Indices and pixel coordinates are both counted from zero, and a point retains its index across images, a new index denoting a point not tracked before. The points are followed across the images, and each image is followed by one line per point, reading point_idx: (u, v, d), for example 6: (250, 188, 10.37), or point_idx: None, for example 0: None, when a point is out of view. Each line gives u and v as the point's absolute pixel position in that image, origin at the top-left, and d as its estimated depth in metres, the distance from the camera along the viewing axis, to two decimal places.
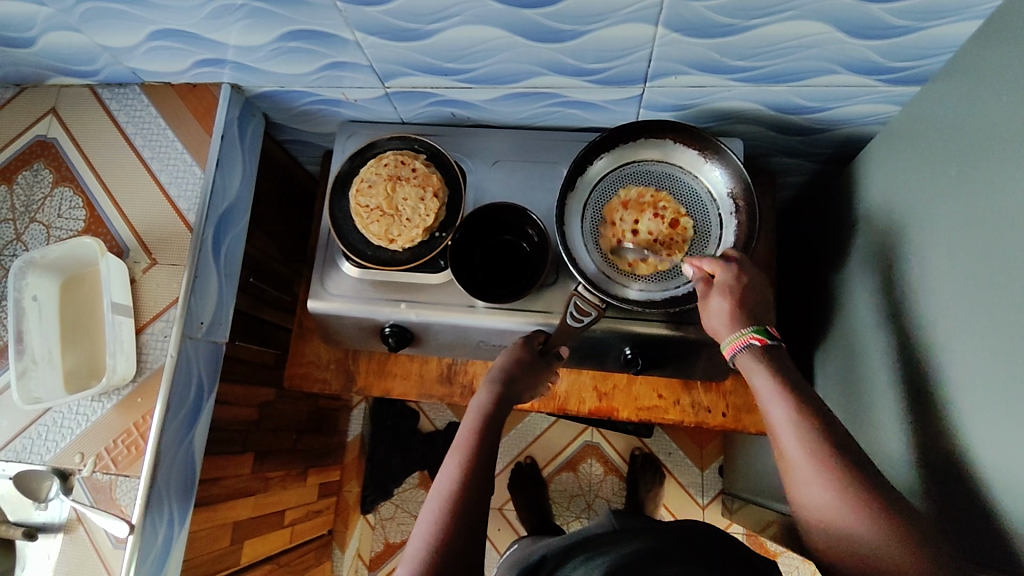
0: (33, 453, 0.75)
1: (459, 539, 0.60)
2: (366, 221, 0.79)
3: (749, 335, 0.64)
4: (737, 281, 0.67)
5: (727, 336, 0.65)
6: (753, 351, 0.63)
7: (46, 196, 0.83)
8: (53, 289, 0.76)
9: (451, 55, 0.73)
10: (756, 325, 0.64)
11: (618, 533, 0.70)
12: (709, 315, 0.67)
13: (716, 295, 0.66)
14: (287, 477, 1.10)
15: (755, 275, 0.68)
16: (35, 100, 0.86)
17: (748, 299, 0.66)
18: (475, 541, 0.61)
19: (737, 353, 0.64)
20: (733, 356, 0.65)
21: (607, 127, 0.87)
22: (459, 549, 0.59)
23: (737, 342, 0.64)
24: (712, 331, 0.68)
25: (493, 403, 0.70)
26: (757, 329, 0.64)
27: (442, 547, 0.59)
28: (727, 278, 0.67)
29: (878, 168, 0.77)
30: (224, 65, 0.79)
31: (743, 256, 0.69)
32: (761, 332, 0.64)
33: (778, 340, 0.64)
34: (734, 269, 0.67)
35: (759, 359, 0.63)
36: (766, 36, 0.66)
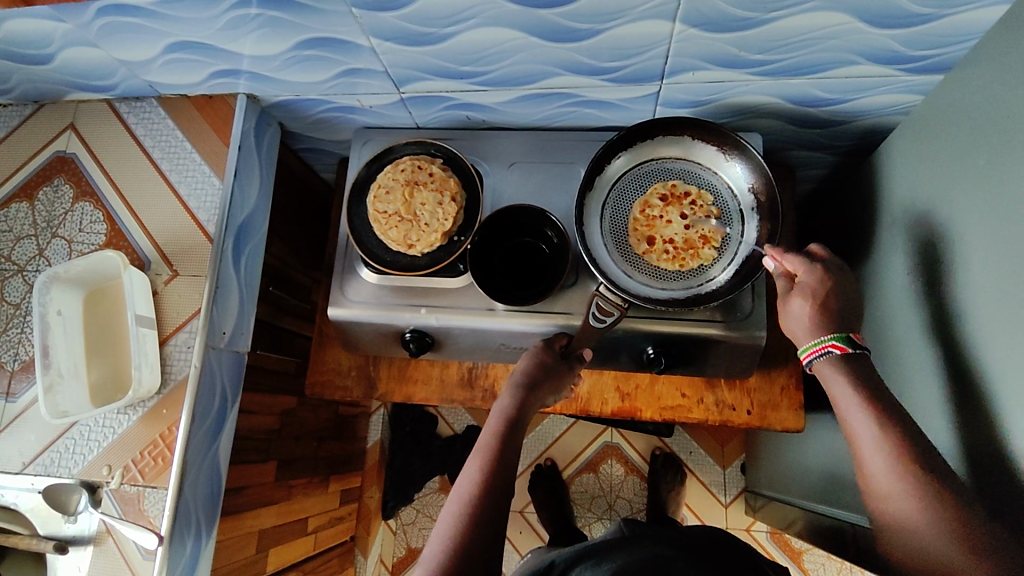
0: (61, 466, 0.75)
1: (478, 542, 0.60)
2: (384, 227, 0.79)
3: (828, 342, 0.62)
4: (821, 284, 0.65)
5: (806, 343, 0.64)
6: (832, 358, 0.62)
7: (67, 211, 0.83)
8: (77, 303, 0.77)
9: (466, 58, 0.73)
10: (836, 330, 0.63)
11: (638, 542, 0.71)
12: (788, 317, 0.66)
13: (797, 299, 0.65)
14: (309, 485, 1.10)
15: (840, 277, 0.65)
16: (54, 115, 0.87)
17: (834, 303, 0.64)
18: (494, 544, 0.61)
19: (813, 360, 0.63)
20: (810, 363, 0.64)
21: (624, 125, 0.86)
22: (478, 551, 0.59)
23: (814, 349, 0.63)
24: (790, 333, 0.67)
25: (516, 408, 0.70)
26: (836, 334, 0.63)
27: (459, 550, 0.59)
28: (811, 280, 0.65)
29: (902, 159, 0.76)
30: (240, 76, 0.79)
31: (829, 256, 0.68)
32: (842, 341, 0.62)
33: (860, 346, 0.62)
34: (817, 270, 0.66)
35: (839, 367, 0.61)
36: (785, 29, 0.65)
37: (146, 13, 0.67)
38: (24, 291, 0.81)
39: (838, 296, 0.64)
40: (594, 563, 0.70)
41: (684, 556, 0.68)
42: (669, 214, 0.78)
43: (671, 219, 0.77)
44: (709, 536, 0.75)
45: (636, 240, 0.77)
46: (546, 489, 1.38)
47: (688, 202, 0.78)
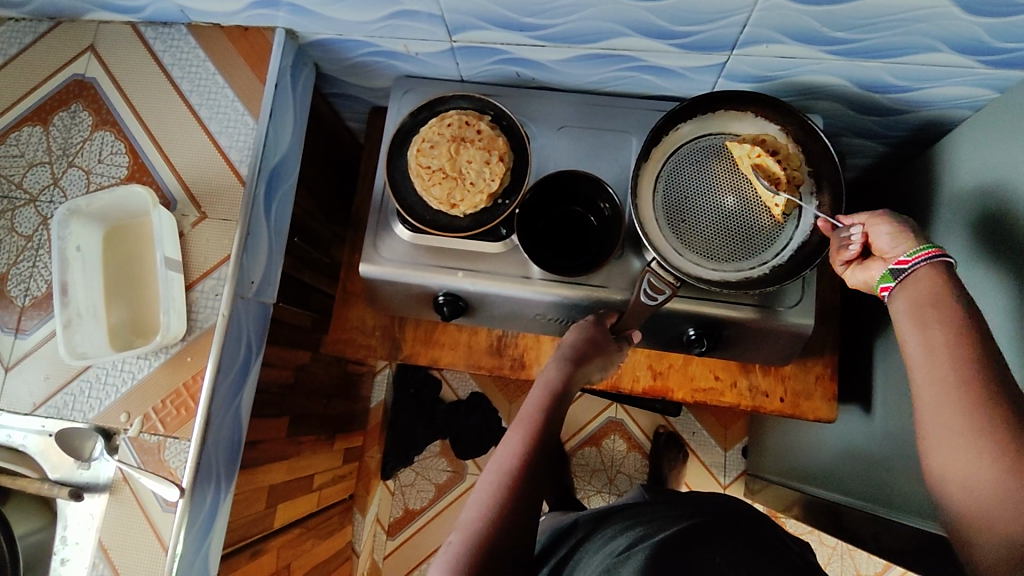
0: (74, 410, 0.72)
1: (517, 512, 0.58)
2: (427, 183, 0.75)
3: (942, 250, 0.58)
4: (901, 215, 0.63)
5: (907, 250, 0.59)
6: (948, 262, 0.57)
7: (85, 139, 0.78)
8: (96, 239, 0.72)
9: (531, 9, 0.68)
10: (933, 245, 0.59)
11: (675, 516, 0.70)
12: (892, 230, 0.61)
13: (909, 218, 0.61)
14: (315, 442, 1.08)
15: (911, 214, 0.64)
16: (72, 35, 0.81)
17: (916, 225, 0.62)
18: (532, 519, 0.59)
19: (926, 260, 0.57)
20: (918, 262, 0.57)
21: (680, 95, 0.83)
22: (516, 519, 0.58)
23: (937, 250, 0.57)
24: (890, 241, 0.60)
25: (563, 380, 0.68)
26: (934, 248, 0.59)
27: (497, 520, 0.57)
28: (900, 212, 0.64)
29: (969, 154, 0.74)
30: (282, 8, 0.74)
31: None
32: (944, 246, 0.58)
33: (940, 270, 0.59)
34: None
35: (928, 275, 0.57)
36: (874, 6, 0.62)
37: None
38: (36, 223, 0.76)
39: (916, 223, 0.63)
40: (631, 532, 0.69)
41: (715, 525, 0.68)
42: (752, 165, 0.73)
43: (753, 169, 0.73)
44: (741, 517, 0.74)
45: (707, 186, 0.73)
46: None
47: (775, 156, 0.72)
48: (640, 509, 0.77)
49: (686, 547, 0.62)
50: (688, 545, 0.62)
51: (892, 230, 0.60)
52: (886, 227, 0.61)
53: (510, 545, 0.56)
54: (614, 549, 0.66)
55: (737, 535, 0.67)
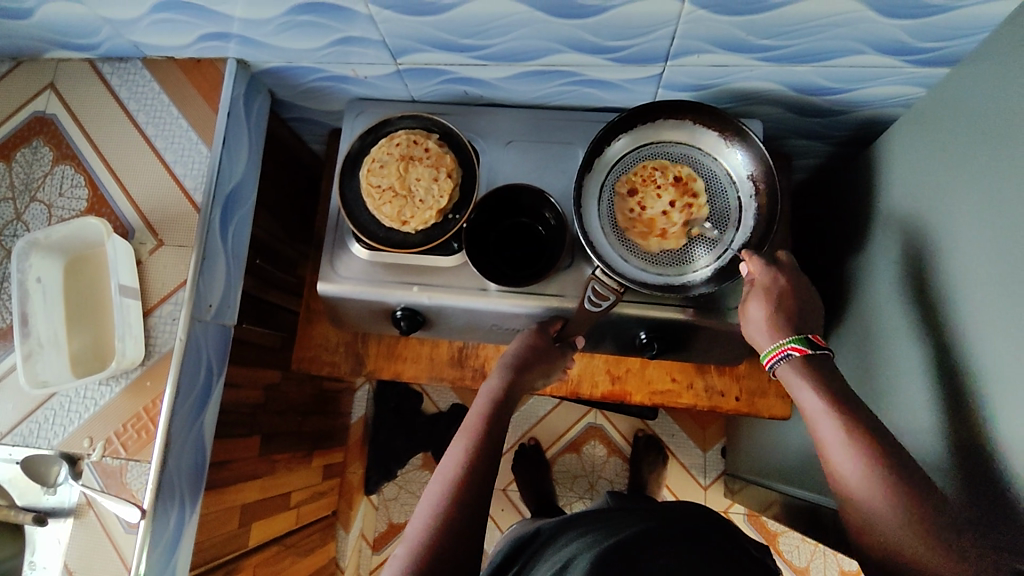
0: (39, 437, 0.74)
1: (460, 520, 0.60)
2: (377, 202, 0.77)
3: (787, 345, 0.65)
4: (775, 285, 0.69)
5: (766, 346, 0.67)
6: (793, 362, 0.64)
7: (46, 174, 0.80)
8: (56, 271, 0.74)
9: (467, 31, 0.70)
10: (795, 334, 0.66)
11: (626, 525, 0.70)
12: (749, 322, 0.69)
13: (755, 302, 0.68)
14: (291, 459, 1.09)
15: (795, 280, 0.69)
16: (32, 74, 0.83)
17: (786, 305, 0.68)
18: (477, 522, 0.60)
19: (777, 364, 0.66)
20: (772, 366, 0.67)
21: (623, 105, 0.85)
22: (462, 525, 0.59)
23: (775, 352, 0.66)
24: (753, 339, 0.69)
25: (503, 389, 0.71)
26: (796, 337, 0.65)
27: (441, 529, 0.59)
28: (768, 281, 0.69)
29: (902, 152, 0.76)
30: (231, 40, 0.76)
31: (790, 263, 0.71)
32: (801, 341, 0.65)
33: (819, 347, 0.65)
34: (774, 272, 0.69)
35: (799, 370, 0.64)
36: (795, 15, 0.64)
37: None
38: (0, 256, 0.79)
39: (792, 298, 0.68)
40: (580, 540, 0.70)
41: (662, 528, 0.69)
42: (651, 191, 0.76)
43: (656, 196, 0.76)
44: (698, 519, 0.75)
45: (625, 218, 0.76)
46: (528, 467, 1.40)
47: (676, 182, 0.76)
48: (594, 517, 0.78)
49: (631, 552, 0.63)
50: (633, 548, 0.63)
51: (761, 329, 0.68)
52: (753, 324, 0.69)
53: (455, 549, 0.58)
54: (564, 556, 0.67)
55: (687, 539, 0.67)
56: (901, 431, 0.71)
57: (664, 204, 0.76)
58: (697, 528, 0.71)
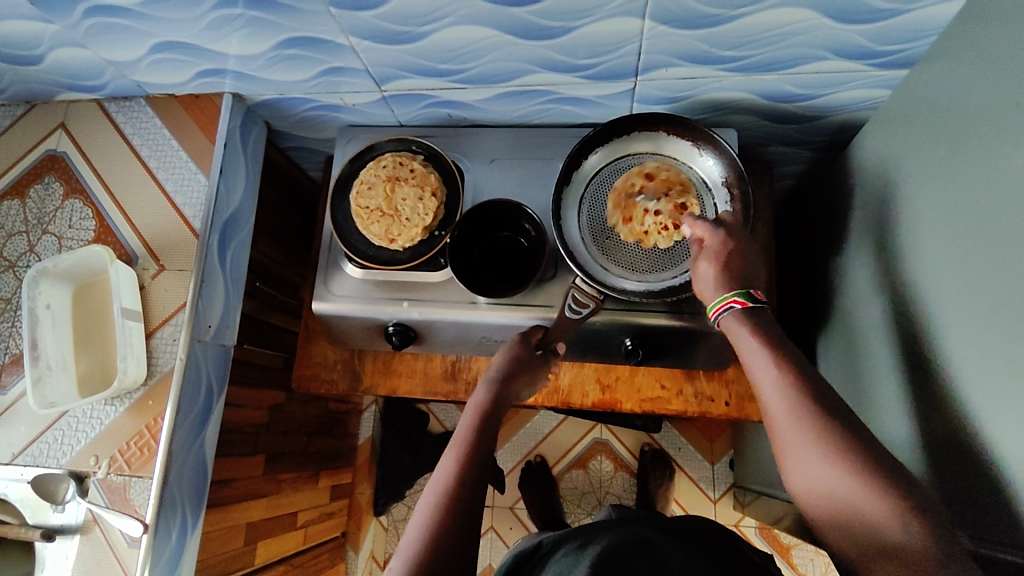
0: (49, 457, 0.77)
1: (455, 533, 0.58)
2: (366, 222, 0.80)
3: (731, 298, 0.62)
4: (725, 247, 0.66)
5: (713, 300, 0.64)
6: (735, 314, 0.61)
7: (57, 209, 0.85)
8: (65, 298, 0.79)
9: (444, 56, 0.74)
10: (739, 287, 0.62)
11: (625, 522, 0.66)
12: (698, 281, 0.66)
13: (704, 262, 0.66)
14: (297, 479, 1.12)
15: (742, 242, 0.66)
16: (45, 115, 0.89)
17: (735, 265, 0.65)
18: (472, 534, 0.59)
19: (721, 316, 0.63)
20: (717, 319, 0.63)
21: (602, 121, 0.88)
22: (456, 537, 0.58)
23: (720, 305, 0.62)
24: (702, 296, 0.66)
25: (492, 401, 0.70)
26: (739, 291, 0.62)
27: (436, 542, 0.57)
28: (716, 244, 0.66)
29: (873, 153, 0.77)
30: (226, 75, 0.81)
31: (737, 224, 0.68)
32: (743, 295, 0.62)
33: (761, 301, 0.62)
34: (722, 236, 0.66)
35: (744, 323, 0.61)
36: (753, 26, 0.67)
37: (132, 13, 0.69)
38: (14, 286, 0.83)
39: (740, 259, 0.65)
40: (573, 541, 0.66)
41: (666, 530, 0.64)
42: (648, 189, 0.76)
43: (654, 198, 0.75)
44: (708, 528, 0.71)
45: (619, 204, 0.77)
46: (534, 484, 1.41)
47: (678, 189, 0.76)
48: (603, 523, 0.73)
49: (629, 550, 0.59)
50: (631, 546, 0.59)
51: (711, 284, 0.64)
52: (704, 281, 0.65)
53: (450, 563, 0.57)
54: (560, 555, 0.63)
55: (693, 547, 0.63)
56: (887, 428, 0.71)
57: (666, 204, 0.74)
58: (685, 524, 0.70)
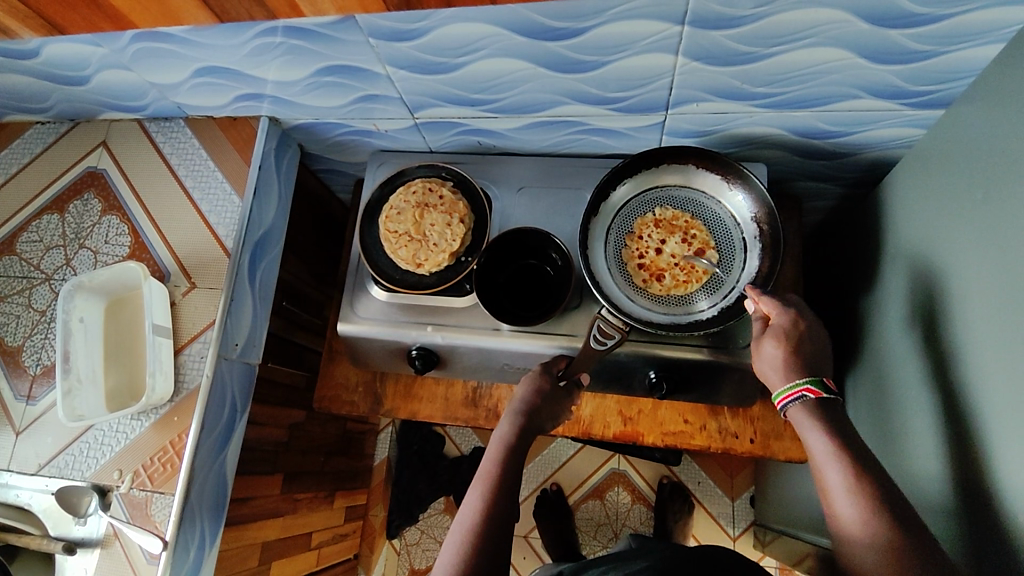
0: (73, 469, 0.78)
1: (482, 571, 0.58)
2: (393, 246, 0.81)
3: (804, 386, 0.63)
4: (793, 327, 0.67)
5: (780, 386, 0.65)
6: (806, 403, 0.62)
7: (95, 224, 0.87)
8: (98, 313, 0.80)
9: (477, 86, 0.75)
10: (811, 375, 0.63)
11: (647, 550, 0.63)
12: (763, 361, 0.67)
13: (769, 341, 0.67)
14: (314, 499, 1.12)
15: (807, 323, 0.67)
16: (88, 133, 0.92)
17: (803, 349, 0.65)
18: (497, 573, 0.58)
19: (788, 404, 0.64)
20: (784, 408, 0.65)
21: (631, 153, 0.88)
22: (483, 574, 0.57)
23: (790, 392, 0.63)
24: (766, 379, 0.67)
25: (516, 433, 0.69)
26: (812, 379, 0.63)
27: None
28: (785, 323, 0.67)
29: (906, 191, 0.76)
30: (263, 99, 0.83)
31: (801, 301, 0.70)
32: (818, 384, 0.63)
33: (833, 392, 0.63)
34: (792, 313, 0.68)
35: (813, 414, 0.62)
36: (786, 64, 0.67)
37: (177, 39, 0.71)
38: (50, 298, 0.85)
39: (800, 339, 0.66)
40: (595, 567, 0.64)
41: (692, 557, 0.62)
42: (662, 231, 0.80)
43: (663, 240, 0.79)
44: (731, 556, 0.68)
45: (643, 228, 0.80)
46: (549, 514, 1.39)
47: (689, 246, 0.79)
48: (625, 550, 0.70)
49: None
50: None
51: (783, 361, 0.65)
52: (772, 354, 0.66)
53: None
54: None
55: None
56: (914, 475, 0.69)
57: (671, 253, 0.79)
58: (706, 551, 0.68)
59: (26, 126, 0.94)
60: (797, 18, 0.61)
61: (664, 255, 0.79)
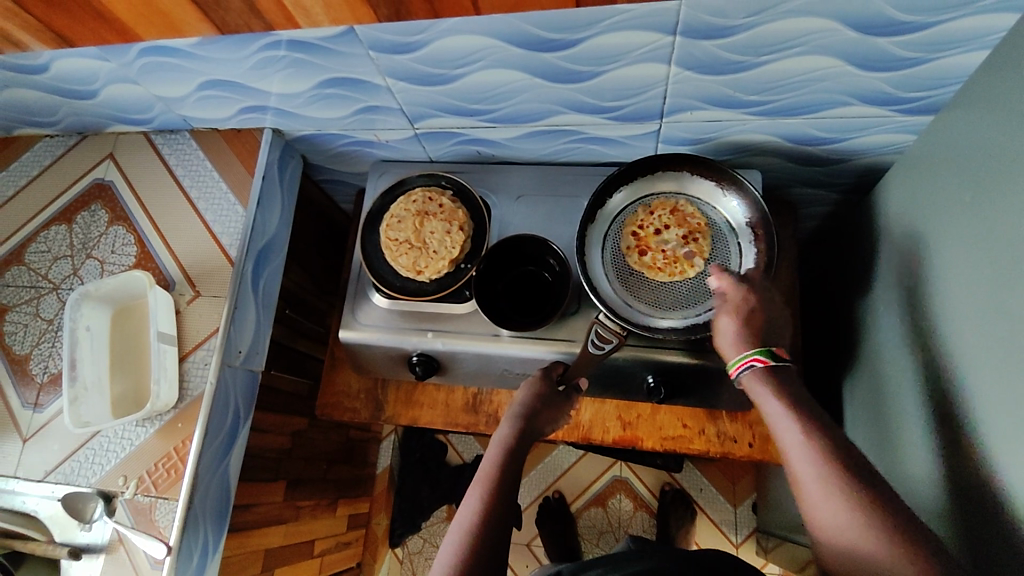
0: (80, 476, 0.79)
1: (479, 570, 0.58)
2: (394, 253, 0.82)
3: (752, 356, 0.64)
4: (746, 302, 0.67)
5: (734, 358, 0.65)
6: (758, 372, 0.63)
7: (102, 234, 0.89)
8: (104, 321, 0.82)
9: (475, 96, 0.77)
10: (760, 345, 0.64)
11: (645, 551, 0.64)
12: (719, 336, 0.68)
13: (723, 316, 0.67)
14: (316, 507, 1.12)
15: (762, 299, 0.68)
16: (95, 145, 0.94)
17: (755, 321, 0.66)
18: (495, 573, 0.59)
19: (742, 373, 0.64)
20: (738, 377, 0.65)
21: (628, 161, 0.90)
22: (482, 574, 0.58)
23: (741, 363, 0.64)
24: (722, 351, 0.68)
25: (515, 436, 0.70)
26: (761, 349, 0.64)
27: None
28: (738, 299, 0.68)
29: (898, 196, 0.78)
30: (267, 111, 0.85)
31: (760, 282, 0.70)
32: (766, 353, 0.64)
33: (783, 359, 0.64)
34: (743, 289, 0.68)
35: (764, 381, 0.62)
36: (777, 72, 0.68)
37: (182, 53, 0.73)
38: (57, 308, 0.87)
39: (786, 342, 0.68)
40: (593, 568, 0.64)
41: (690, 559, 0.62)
42: (670, 239, 0.80)
43: (666, 246, 0.80)
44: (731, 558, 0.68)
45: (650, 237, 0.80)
46: (551, 522, 1.39)
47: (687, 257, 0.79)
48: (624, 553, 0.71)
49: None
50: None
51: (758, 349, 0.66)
52: (729, 328, 0.67)
53: None
54: None
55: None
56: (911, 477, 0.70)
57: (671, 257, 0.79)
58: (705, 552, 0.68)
59: (35, 139, 0.96)
60: (785, 27, 0.62)
61: (662, 257, 0.79)
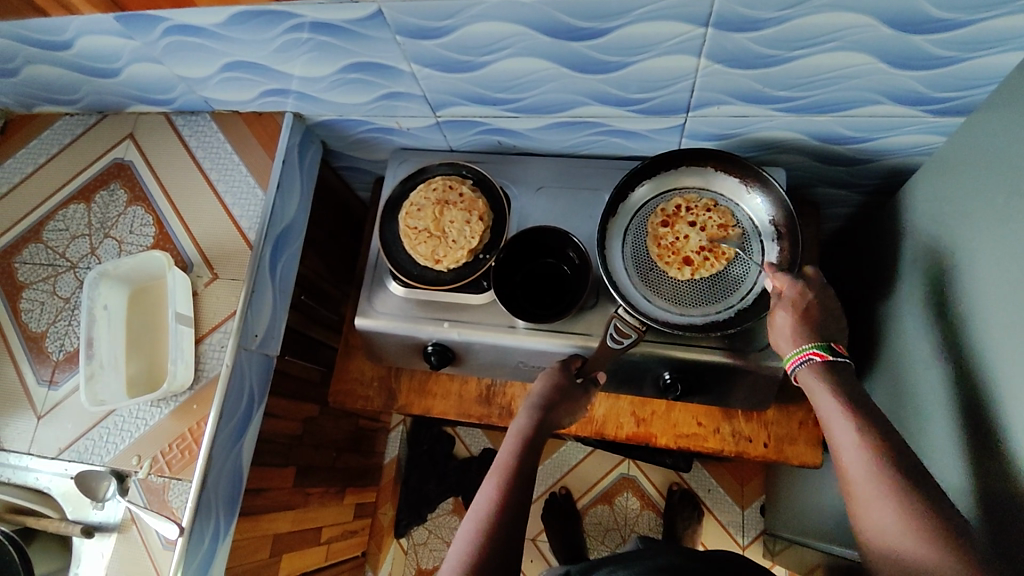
0: (93, 454, 0.79)
1: (494, 559, 0.58)
2: (413, 242, 0.82)
3: (809, 349, 0.64)
4: (802, 297, 0.68)
5: (789, 352, 0.67)
6: (813, 366, 0.64)
7: (121, 214, 0.89)
8: (121, 300, 0.82)
9: (500, 85, 0.76)
10: (818, 340, 0.65)
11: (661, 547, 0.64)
12: (775, 332, 0.69)
13: (780, 312, 0.68)
14: (324, 494, 1.12)
15: (825, 294, 0.68)
16: (115, 125, 0.94)
17: (811, 316, 0.67)
18: (510, 562, 0.59)
19: (796, 368, 0.65)
20: (794, 371, 0.66)
21: (651, 155, 0.89)
22: (495, 564, 0.58)
23: (796, 357, 0.65)
24: (778, 347, 0.69)
25: (533, 428, 0.69)
26: (818, 343, 0.65)
27: (476, 565, 0.57)
28: (795, 295, 0.68)
29: (926, 197, 0.77)
30: (289, 95, 0.84)
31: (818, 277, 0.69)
32: (823, 348, 0.64)
33: (841, 355, 0.64)
34: (801, 286, 0.68)
35: (820, 377, 0.63)
36: (809, 68, 0.67)
37: (208, 33, 0.72)
38: (74, 286, 0.87)
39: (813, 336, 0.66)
40: (608, 564, 0.63)
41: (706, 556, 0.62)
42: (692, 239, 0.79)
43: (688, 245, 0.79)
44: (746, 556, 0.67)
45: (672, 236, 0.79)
46: (557, 518, 1.39)
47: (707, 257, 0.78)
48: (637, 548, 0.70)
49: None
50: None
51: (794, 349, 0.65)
52: (784, 322, 0.67)
53: None
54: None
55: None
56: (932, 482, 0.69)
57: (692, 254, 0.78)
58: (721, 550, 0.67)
59: (55, 117, 0.96)
60: (819, 22, 0.61)
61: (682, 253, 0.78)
